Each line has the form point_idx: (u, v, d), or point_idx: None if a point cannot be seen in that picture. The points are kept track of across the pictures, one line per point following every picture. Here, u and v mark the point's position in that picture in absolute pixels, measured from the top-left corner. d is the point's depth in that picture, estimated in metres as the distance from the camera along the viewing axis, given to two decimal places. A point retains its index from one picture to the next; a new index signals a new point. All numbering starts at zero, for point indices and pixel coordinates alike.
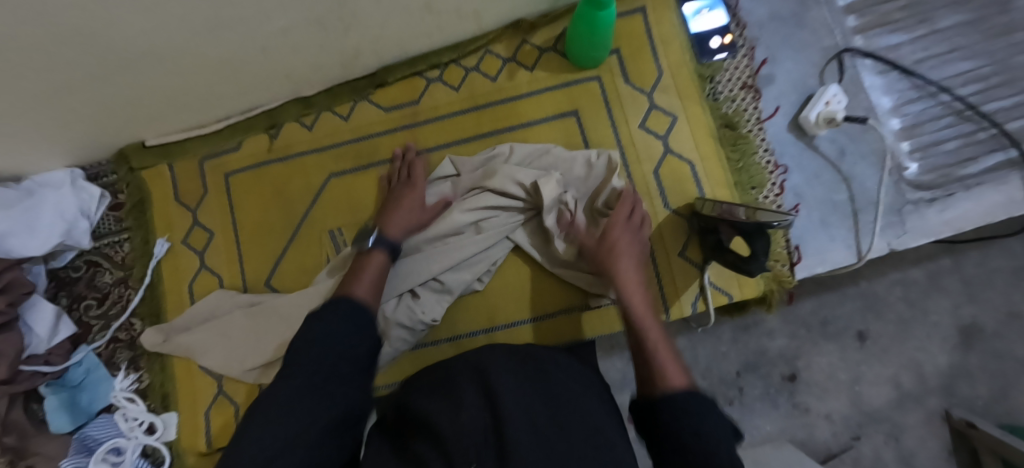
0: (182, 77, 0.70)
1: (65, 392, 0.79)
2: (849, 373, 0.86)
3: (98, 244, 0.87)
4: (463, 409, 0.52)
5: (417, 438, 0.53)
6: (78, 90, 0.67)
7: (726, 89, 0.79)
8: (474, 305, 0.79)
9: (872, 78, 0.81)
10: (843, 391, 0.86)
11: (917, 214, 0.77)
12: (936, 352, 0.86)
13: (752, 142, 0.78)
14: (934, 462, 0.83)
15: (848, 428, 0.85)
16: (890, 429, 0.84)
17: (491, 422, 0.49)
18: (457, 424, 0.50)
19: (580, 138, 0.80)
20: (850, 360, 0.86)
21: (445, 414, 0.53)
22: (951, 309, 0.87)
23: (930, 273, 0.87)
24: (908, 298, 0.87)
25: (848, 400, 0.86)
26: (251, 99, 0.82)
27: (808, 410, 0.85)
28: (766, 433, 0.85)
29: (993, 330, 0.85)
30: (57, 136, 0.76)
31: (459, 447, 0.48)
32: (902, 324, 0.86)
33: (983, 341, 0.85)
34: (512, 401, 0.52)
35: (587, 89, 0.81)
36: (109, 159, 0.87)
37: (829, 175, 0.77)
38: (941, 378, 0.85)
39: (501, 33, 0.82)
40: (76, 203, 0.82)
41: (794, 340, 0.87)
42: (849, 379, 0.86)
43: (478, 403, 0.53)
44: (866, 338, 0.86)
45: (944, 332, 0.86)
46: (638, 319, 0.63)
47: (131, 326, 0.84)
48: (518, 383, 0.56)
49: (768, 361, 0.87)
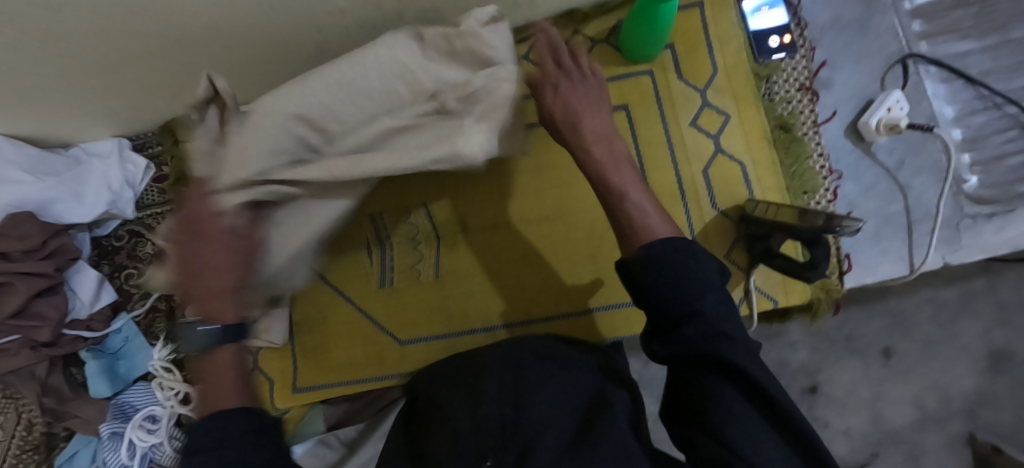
0: (233, 53, 0.70)
1: (104, 358, 0.81)
2: (871, 391, 0.88)
3: (141, 215, 0.88)
4: (483, 402, 0.54)
5: (435, 430, 0.55)
6: (131, 64, 0.67)
7: (782, 90, 0.78)
8: (511, 296, 0.79)
9: (935, 85, 0.78)
10: (864, 408, 0.88)
11: (975, 229, 0.74)
12: (962, 375, 0.87)
13: (806, 146, 0.76)
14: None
15: (866, 445, 0.88)
16: (909, 450, 0.87)
17: (510, 415, 0.51)
18: (477, 419, 0.51)
19: (630, 134, 0.78)
20: (874, 378, 0.88)
21: (465, 405, 0.55)
22: (982, 333, 0.87)
23: (963, 293, 0.87)
24: (938, 319, 0.87)
25: (869, 417, 0.88)
26: (297, 78, 0.81)
27: (827, 425, 0.88)
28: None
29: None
30: (108, 106, 0.76)
31: (478, 442, 0.48)
32: (929, 345, 0.87)
33: (1014, 366, 0.86)
34: (537, 402, 0.53)
35: (638, 84, 0.79)
36: (154, 131, 0.87)
37: (885, 183, 0.75)
38: (967, 401, 0.87)
39: (554, 23, 0.81)
40: (122, 174, 0.83)
41: (816, 353, 0.89)
42: (870, 397, 0.88)
43: (501, 395, 0.55)
44: (892, 356, 0.88)
45: (973, 354, 0.86)
46: (610, 173, 0.51)
47: (171, 297, 0.85)
48: (542, 383, 0.57)
49: (789, 373, 0.89)
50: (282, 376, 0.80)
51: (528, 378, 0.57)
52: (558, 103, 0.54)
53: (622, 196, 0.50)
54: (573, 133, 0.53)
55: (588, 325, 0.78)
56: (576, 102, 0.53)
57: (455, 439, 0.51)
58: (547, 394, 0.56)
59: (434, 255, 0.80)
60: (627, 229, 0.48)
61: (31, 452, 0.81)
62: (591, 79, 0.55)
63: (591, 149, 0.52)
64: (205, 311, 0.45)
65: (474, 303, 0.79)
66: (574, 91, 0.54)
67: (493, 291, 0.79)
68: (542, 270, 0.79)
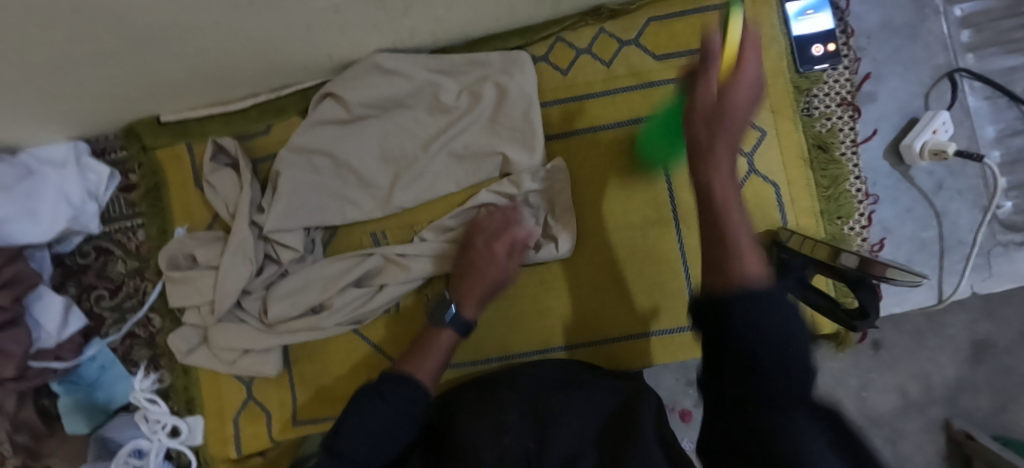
0: (209, 52, 0.59)
1: (79, 392, 0.73)
2: (858, 379, 0.75)
3: (108, 229, 0.78)
4: (505, 432, 0.50)
5: (449, 454, 0.51)
6: (83, 64, 0.56)
7: (822, 105, 0.72)
8: (526, 325, 0.73)
9: (977, 102, 0.73)
10: (849, 397, 0.76)
11: (1005, 257, 0.72)
12: (946, 363, 0.74)
13: (845, 167, 0.71)
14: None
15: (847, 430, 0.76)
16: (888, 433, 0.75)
17: (533, 450, 0.48)
18: (500, 452, 0.48)
19: (658, 150, 0.72)
20: (862, 366, 0.75)
21: (486, 436, 0.50)
22: (967, 324, 0.74)
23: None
24: None
25: (853, 405, 0.76)
26: (285, 78, 0.71)
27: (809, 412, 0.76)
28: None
29: (1006, 346, 0.73)
30: (63, 108, 0.65)
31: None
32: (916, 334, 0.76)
33: (994, 356, 0.73)
34: (559, 435, 0.49)
35: (669, 93, 0.72)
36: (117, 133, 0.76)
37: (922, 209, 0.72)
38: (946, 387, 0.74)
39: (578, 20, 0.72)
40: (81, 185, 0.72)
41: None
42: (857, 385, 0.75)
43: (521, 427, 0.51)
44: (881, 346, 0.75)
45: (958, 345, 0.74)
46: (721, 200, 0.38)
47: (149, 322, 0.77)
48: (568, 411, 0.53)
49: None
50: (281, 408, 0.74)
51: (545, 408, 0.53)
52: (725, 87, 0.39)
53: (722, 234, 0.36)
54: (703, 137, 0.39)
55: (611, 354, 0.72)
56: (745, 85, 0.39)
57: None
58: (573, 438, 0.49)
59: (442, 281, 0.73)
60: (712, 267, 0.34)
61: None
62: (762, 83, 0.40)
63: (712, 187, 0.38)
64: (465, 302, 0.64)
65: (489, 331, 0.73)
66: (752, 77, 0.39)
67: (508, 319, 0.73)
68: (564, 297, 0.73)
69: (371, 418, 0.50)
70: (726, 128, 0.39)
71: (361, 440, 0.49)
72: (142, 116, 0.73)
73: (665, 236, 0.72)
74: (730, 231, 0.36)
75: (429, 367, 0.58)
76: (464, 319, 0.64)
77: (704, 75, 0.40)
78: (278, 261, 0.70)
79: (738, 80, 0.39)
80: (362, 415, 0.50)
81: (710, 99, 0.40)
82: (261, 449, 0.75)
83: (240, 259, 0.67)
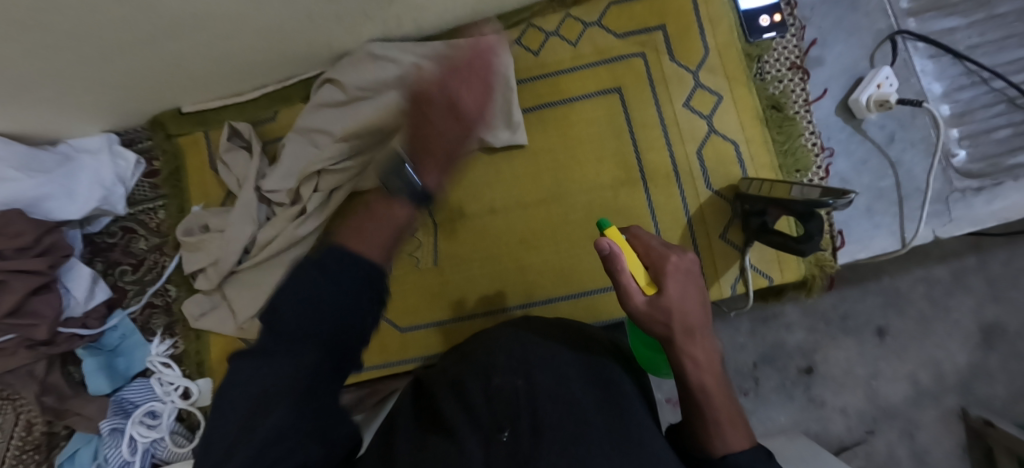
0: (224, 44, 0.69)
1: (101, 355, 0.80)
2: (866, 369, 0.90)
3: (133, 210, 0.87)
4: (495, 374, 0.54)
5: (441, 393, 0.55)
6: (116, 55, 0.65)
7: (773, 70, 0.78)
8: (512, 282, 0.79)
9: (923, 62, 0.79)
10: (860, 386, 0.90)
11: (964, 202, 0.76)
12: (955, 351, 0.89)
13: (799, 124, 0.77)
14: (947, 458, 0.88)
15: (863, 423, 0.89)
16: (905, 425, 0.89)
17: (523, 386, 0.51)
18: (489, 392, 0.52)
19: (623, 117, 0.79)
20: (869, 355, 0.90)
21: (474, 379, 0.55)
22: (974, 308, 0.89)
23: (955, 271, 0.90)
24: (931, 296, 0.90)
25: (865, 395, 0.90)
26: (290, 68, 0.81)
27: (823, 403, 0.90)
28: (780, 424, 0.90)
29: (1016, 331, 0.88)
30: (99, 100, 0.75)
31: (491, 417, 0.49)
32: (924, 321, 0.89)
33: (1005, 341, 0.88)
34: (546, 373, 0.52)
35: (631, 66, 0.79)
36: (144, 125, 0.87)
37: (876, 160, 0.77)
38: (960, 376, 0.88)
39: (545, 7, 0.81)
40: (112, 170, 0.82)
41: (813, 333, 0.91)
42: (866, 374, 0.90)
43: (509, 367, 0.54)
44: (886, 335, 0.90)
45: (965, 330, 0.89)
46: (705, 394, 0.47)
47: (166, 292, 0.84)
48: (552, 355, 0.56)
49: (785, 354, 0.91)
50: None
51: (529, 352, 0.56)
52: (656, 308, 0.46)
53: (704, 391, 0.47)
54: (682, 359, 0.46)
55: (589, 305, 0.77)
56: (679, 307, 0.45)
57: (465, 415, 0.50)
58: (562, 368, 0.54)
59: (431, 242, 0.81)
60: (695, 395, 0.47)
61: (31, 452, 0.80)
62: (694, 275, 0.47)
63: (696, 358, 0.46)
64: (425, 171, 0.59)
65: (475, 288, 0.79)
66: (687, 291, 0.46)
67: (491, 277, 0.79)
68: (544, 252, 0.78)
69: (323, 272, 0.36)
70: (697, 339, 0.46)
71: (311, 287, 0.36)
72: (164, 108, 0.83)
73: (634, 194, 0.78)
74: (707, 381, 0.47)
75: (374, 240, 0.40)
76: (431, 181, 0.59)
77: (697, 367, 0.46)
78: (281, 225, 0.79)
79: (671, 310, 0.45)
80: (297, 286, 0.36)
81: (662, 326, 0.46)
82: None
83: (245, 220, 0.76)
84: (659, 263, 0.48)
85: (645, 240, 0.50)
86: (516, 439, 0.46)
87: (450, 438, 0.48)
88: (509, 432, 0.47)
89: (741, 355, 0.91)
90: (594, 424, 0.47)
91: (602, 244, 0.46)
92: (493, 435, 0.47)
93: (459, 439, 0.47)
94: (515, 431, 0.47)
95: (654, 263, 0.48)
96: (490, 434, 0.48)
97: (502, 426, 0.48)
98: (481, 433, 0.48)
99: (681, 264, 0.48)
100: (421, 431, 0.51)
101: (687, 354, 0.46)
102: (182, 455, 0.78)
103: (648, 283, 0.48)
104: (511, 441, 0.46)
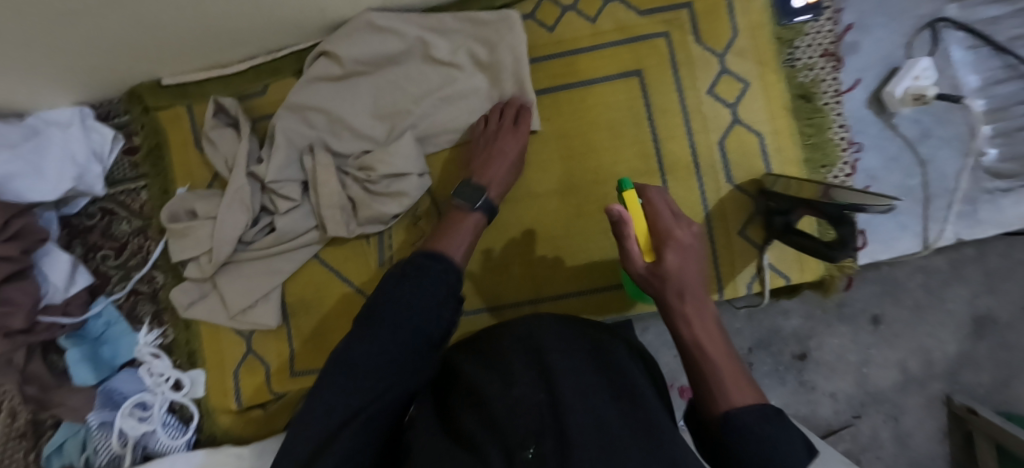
0: (209, 9, 0.61)
1: (86, 345, 0.76)
2: (858, 355, 0.89)
3: (112, 191, 0.81)
4: (515, 382, 0.47)
5: (461, 397, 0.51)
6: (82, 17, 0.57)
7: (805, 56, 0.73)
8: (520, 275, 0.75)
9: (961, 53, 0.74)
10: (851, 372, 0.89)
11: (991, 204, 0.73)
12: (946, 339, 0.88)
13: (828, 116, 0.73)
14: (928, 443, 0.88)
15: (850, 407, 0.89)
16: (890, 409, 0.89)
17: (546, 398, 0.44)
18: (510, 401, 0.45)
19: (644, 103, 0.74)
20: (862, 342, 0.89)
21: (494, 385, 0.49)
22: (968, 298, 0.88)
23: (953, 261, 0.88)
24: (928, 285, 0.88)
25: (855, 380, 0.89)
26: (282, 38, 0.74)
27: (815, 388, 0.89)
28: (772, 407, 0.90)
29: (1006, 322, 0.87)
30: (68, 66, 0.67)
31: (514, 430, 0.42)
32: (918, 310, 0.88)
33: (995, 332, 0.87)
34: (572, 387, 0.45)
35: (654, 47, 0.74)
36: (121, 97, 0.79)
37: (906, 157, 0.74)
38: (947, 364, 0.88)
39: None
40: (86, 145, 0.75)
41: (809, 320, 0.90)
42: (858, 361, 0.89)
43: (530, 376, 0.48)
44: (881, 323, 0.89)
45: (958, 319, 0.88)
46: (700, 350, 0.47)
47: (153, 279, 0.80)
48: (575, 362, 0.50)
49: (781, 339, 0.90)
50: (278, 360, 0.77)
51: (550, 359, 0.49)
52: (655, 268, 0.52)
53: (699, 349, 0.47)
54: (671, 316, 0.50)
55: (600, 301, 0.75)
56: (675, 266, 0.51)
57: (488, 427, 0.44)
58: (585, 377, 0.48)
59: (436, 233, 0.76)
60: (694, 353, 0.48)
61: (16, 441, 0.77)
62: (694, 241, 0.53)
63: (688, 315, 0.49)
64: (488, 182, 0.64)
65: (480, 282, 0.76)
66: (682, 255, 0.52)
67: (497, 270, 0.75)
68: (552, 244, 0.75)
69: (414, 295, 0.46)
70: (689, 296, 0.50)
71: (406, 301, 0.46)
72: (144, 79, 0.77)
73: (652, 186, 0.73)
74: (701, 336, 0.48)
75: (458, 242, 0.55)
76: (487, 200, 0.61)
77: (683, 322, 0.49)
78: (274, 211, 0.74)
79: (667, 270, 0.51)
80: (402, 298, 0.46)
81: (657, 286, 0.52)
82: (259, 402, 0.77)
83: (237, 207, 0.71)
84: (657, 234, 0.53)
85: (656, 214, 0.55)
86: (542, 458, 0.39)
87: (472, 451, 0.42)
88: (536, 449, 0.40)
89: (737, 340, 0.90)
90: (628, 449, 0.40)
91: (613, 210, 0.52)
92: (516, 451, 0.40)
93: (480, 453, 0.41)
94: (541, 447, 0.40)
95: (659, 234, 0.54)
96: (513, 451, 0.40)
97: (525, 441, 0.41)
98: (504, 448, 0.41)
99: (682, 238, 0.52)
100: (443, 438, 0.46)
101: (678, 310, 0.50)
102: (174, 447, 0.76)
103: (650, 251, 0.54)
104: (537, 461, 0.39)
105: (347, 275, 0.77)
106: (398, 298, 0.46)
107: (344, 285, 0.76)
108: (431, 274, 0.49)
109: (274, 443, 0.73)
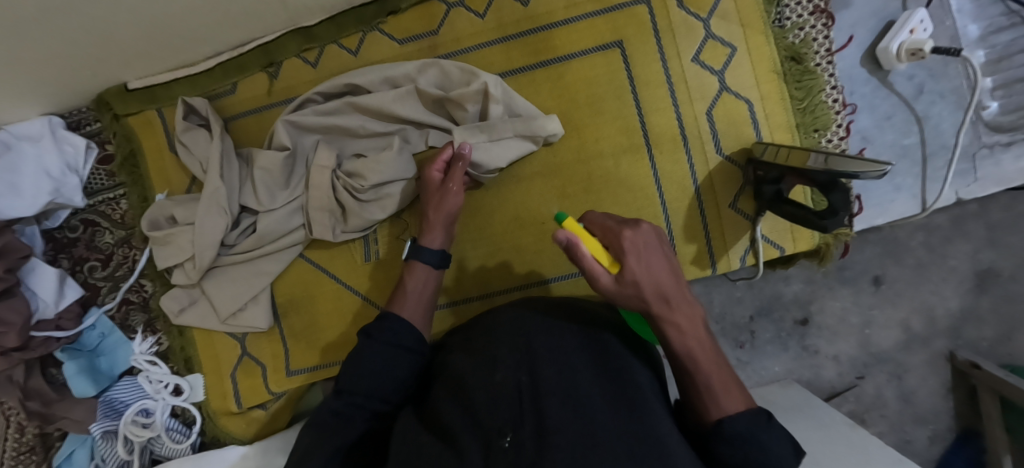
0: (167, 11, 0.59)
1: (82, 357, 0.76)
2: (860, 317, 0.86)
3: (92, 202, 0.80)
4: (497, 366, 0.44)
5: (440, 389, 0.48)
6: (35, 28, 0.55)
7: (794, 15, 0.70)
8: (508, 263, 0.74)
9: (961, 0, 0.70)
10: (853, 334, 0.87)
11: (992, 159, 0.71)
12: (948, 296, 0.85)
13: (820, 78, 0.70)
14: (933, 398, 0.85)
15: (853, 368, 0.87)
16: (893, 368, 0.86)
17: (528, 383, 0.41)
18: (489, 388, 0.42)
19: (625, 75, 0.71)
20: (863, 304, 0.86)
21: (477, 372, 0.45)
22: (970, 253, 0.84)
23: (955, 218, 0.83)
24: (929, 243, 0.84)
25: (858, 342, 0.87)
26: (244, 33, 0.71)
27: (817, 352, 0.87)
28: (774, 373, 0.88)
29: (1010, 274, 0.83)
30: (33, 79, 0.65)
31: (492, 418, 0.39)
32: (919, 268, 0.85)
33: (998, 284, 0.83)
34: (553, 369, 0.43)
35: (634, 15, 0.70)
36: (89, 106, 0.78)
37: (902, 115, 0.71)
38: (951, 320, 0.85)
39: None
40: (59, 158, 0.74)
41: (809, 285, 0.87)
42: (860, 323, 0.86)
43: (513, 358, 0.45)
44: (882, 283, 0.85)
45: (960, 275, 0.84)
46: (693, 360, 0.45)
47: (142, 288, 0.80)
48: (561, 344, 0.47)
49: (781, 306, 0.87)
50: (275, 360, 0.77)
51: (534, 341, 0.46)
52: (626, 286, 0.45)
53: (695, 361, 0.44)
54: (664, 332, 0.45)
55: (590, 282, 0.73)
56: (647, 278, 0.44)
57: (467, 415, 0.41)
58: (570, 359, 0.45)
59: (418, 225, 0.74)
60: (690, 364, 0.45)
61: (28, 453, 0.79)
62: (656, 244, 0.47)
63: (679, 325, 0.44)
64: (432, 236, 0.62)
65: (469, 272, 0.75)
66: (648, 261, 0.45)
67: (482, 259, 0.74)
68: (539, 227, 0.73)
69: (380, 360, 0.50)
70: (675, 304, 0.44)
71: (360, 376, 0.49)
72: (109, 85, 0.74)
73: (638, 162, 0.71)
74: (694, 346, 0.45)
75: (415, 307, 0.57)
76: (434, 251, 0.61)
77: (675, 335, 0.45)
78: (253, 211, 0.73)
79: (639, 283, 0.44)
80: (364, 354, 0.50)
81: (636, 301, 0.45)
82: (260, 402, 0.78)
83: (215, 212, 0.69)
84: (617, 242, 0.46)
85: (610, 219, 0.49)
86: (519, 447, 0.36)
87: (447, 443, 0.39)
88: (512, 437, 0.37)
89: (737, 309, 0.87)
90: (611, 435, 0.37)
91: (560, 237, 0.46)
92: (492, 440, 0.37)
93: (457, 444, 0.38)
94: (518, 435, 0.37)
95: (615, 243, 0.47)
96: (490, 438, 0.37)
97: (503, 428, 0.38)
98: (482, 436, 0.38)
99: (641, 237, 0.46)
100: (421, 429, 0.44)
101: (669, 322, 0.44)
102: (181, 451, 0.77)
103: (614, 264, 0.47)
104: (513, 450, 0.36)
105: (337, 273, 0.76)
106: (361, 353, 0.51)
107: (333, 282, 0.76)
108: (393, 330, 0.52)
109: (279, 439, 0.74)
